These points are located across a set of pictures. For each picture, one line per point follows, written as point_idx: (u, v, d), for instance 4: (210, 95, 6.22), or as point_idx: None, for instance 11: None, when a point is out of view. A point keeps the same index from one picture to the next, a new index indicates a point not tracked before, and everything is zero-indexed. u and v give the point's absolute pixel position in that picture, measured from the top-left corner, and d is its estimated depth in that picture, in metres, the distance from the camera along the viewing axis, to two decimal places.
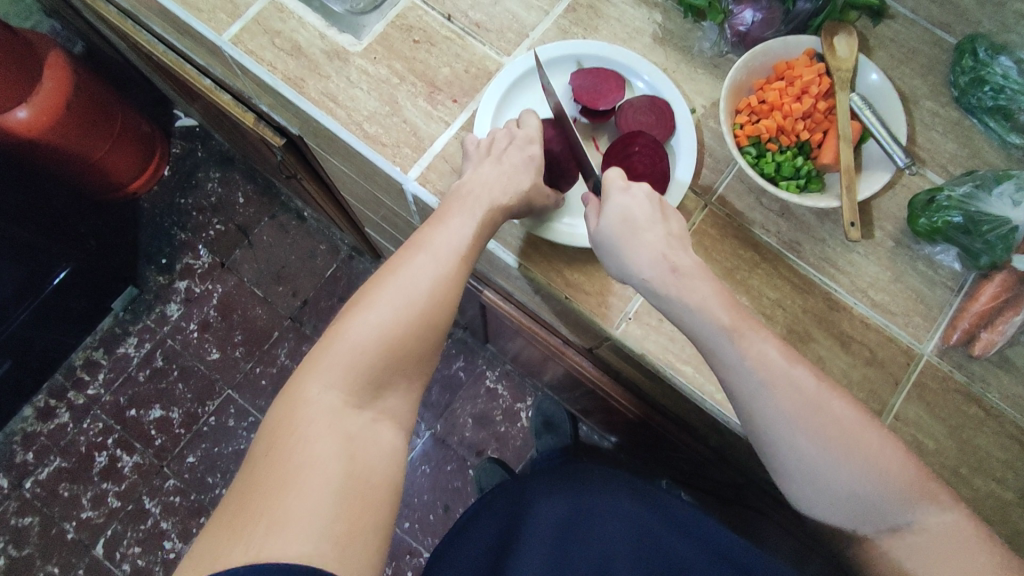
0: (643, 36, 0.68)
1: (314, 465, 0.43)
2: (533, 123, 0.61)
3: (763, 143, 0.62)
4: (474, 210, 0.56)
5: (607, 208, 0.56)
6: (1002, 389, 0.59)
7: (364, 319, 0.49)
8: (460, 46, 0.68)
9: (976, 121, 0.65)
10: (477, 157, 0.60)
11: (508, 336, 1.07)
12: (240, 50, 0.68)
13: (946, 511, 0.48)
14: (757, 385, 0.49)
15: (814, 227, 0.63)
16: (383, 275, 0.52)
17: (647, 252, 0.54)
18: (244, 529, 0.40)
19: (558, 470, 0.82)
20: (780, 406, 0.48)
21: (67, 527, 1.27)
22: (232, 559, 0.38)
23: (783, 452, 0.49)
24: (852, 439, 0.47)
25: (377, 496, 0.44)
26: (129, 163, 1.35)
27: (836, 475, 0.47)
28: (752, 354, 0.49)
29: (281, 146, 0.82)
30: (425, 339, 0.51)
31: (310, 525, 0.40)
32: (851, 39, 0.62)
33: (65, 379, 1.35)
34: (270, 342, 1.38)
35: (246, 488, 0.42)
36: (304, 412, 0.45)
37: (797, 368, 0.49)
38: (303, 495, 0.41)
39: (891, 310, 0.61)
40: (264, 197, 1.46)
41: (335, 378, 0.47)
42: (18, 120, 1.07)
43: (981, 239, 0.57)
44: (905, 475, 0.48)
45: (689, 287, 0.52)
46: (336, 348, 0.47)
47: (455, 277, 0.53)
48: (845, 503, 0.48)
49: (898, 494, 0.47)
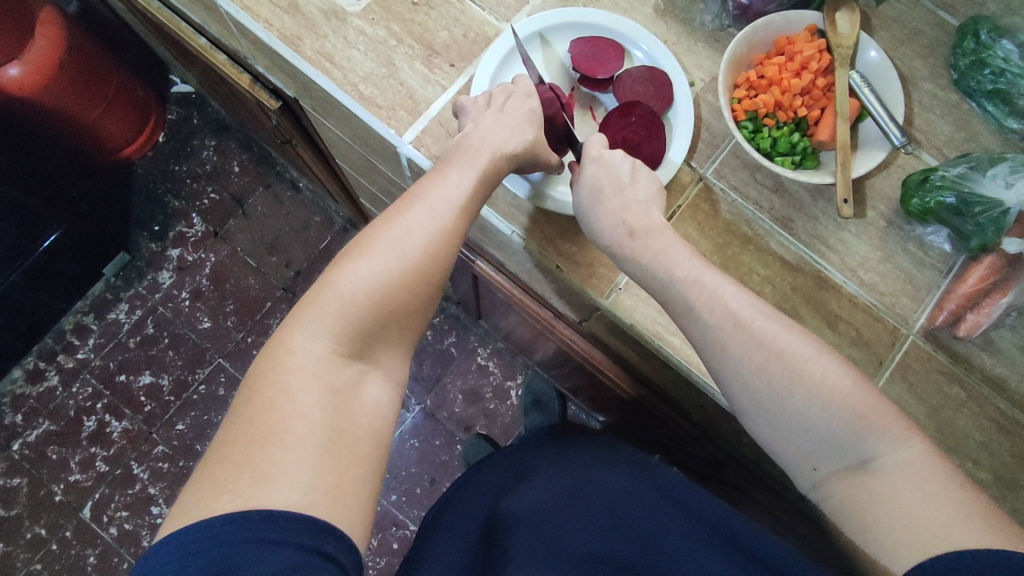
0: (645, 7, 0.68)
1: (297, 416, 0.43)
2: (528, 83, 0.61)
3: (760, 118, 0.62)
4: (475, 162, 0.56)
5: (581, 177, 0.58)
6: (984, 371, 0.60)
7: (353, 271, 0.48)
8: (459, 10, 0.67)
9: (974, 105, 0.65)
10: (475, 110, 0.59)
11: (500, 312, 1.07)
12: (236, 5, 0.67)
13: (904, 446, 0.45)
14: (705, 329, 0.51)
15: (806, 205, 0.63)
16: (374, 227, 0.51)
17: (610, 212, 0.56)
18: (230, 478, 0.40)
19: (557, 444, 0.83)
20: (733, 353, 0.49)
21: (55, 490, 1.28)
22: (220, 507, 0.39)
23: (740, 394, 0.49)
24: (796, 371, 0.47)
25: (363, 451, 0.44)
26: (123, 127, 1.33)
27: (784, 410, 0.47)
28: (701, 302, 0.51)
29: (276, 109, 0.81)
30: (416, 293, 0.50)
31: (294, 475, 0.41)
32: (853, 14, 0.61)
33: (55, 343, 1.35)
34: (262, 313, 1.38)
35: (231, 436, 0.42)
36: (288, 362, 0.45)
37: (753, 310, 0.50)
38: (288, 447, 0.41)
39: (879, 290, 0.62)
40: (260, 166, 1.45)
41: (321, 328, 0.46)
42: (11, 78, 1.05)
43: (973, 221, 0.57)
44: (854, 406, 0.46)
45: (646, 248, 0.54)
46: (323, 297, 0.47)
47: (450, 232, 0.52)
48: (806, 443, 0.47)
49: (848, 424, 0.46)
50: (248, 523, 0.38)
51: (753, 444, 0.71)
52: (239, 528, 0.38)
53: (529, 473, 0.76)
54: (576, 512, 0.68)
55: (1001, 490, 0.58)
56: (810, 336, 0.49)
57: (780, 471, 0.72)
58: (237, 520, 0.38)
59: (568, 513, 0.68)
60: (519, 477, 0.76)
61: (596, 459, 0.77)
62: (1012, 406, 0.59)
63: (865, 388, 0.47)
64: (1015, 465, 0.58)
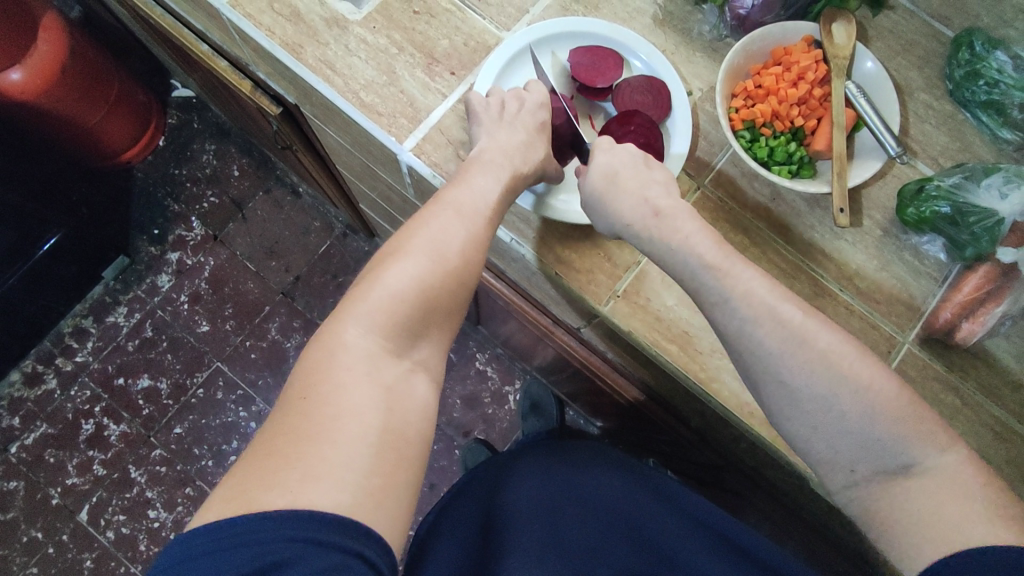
0: (643, 17, 0.68)
1: (349, 413, 0.43)
2: (541, 89, 0.62)
3: (758, 128, 0.62)
4: (498, 174, 0.57)
5: (592, 167, 0.59)
6: (980, 380, 0.60)
7: (400, 269, 0.49)
8: (460, 19, 0.68)
9: (969, 115, 0.65)
10: (489, 123, 0.60)
11: (499, 318, 1.07)
12: (237, 13, 0.68)
13: (950, 451, 0.45)
14: (740, 322, 0.50)
15: (803, 214, 0.64)
16: (415, 227, 0.52)
17: (629, 198, 0.56)
18: (281, 473, 0.40)
19: (551, 449, 0.82)
20: (772, 345, 0.48)
21: (52, 493, 1.27)
22: (271, 502, 0.38)
23: (776, 391, 0.49)
24: (838, 368, 0.47)
25: (411, 449, 0.45)
26: (124, 132, 1.34)
27: (824, 405, 0.47)
28: (736, 291, 0.50)
29: (277, 114, 0.82)
30: (456, 295, 0.51)
31: (346, 474, 0.41)
32: (849, 26, 0.62)
33: (53, 346, 1.35)
34: (260, 317, 1.38)
35: (281, 431, 0.42)
36: (340, 356, 0.45)
37: (787, 303, 0.49)
38: (340, 442, 0.42)
39: (876, 298, 0.62)
40: (259, 171, 1.45)
41: (371, 325, 0.47)
42: (12, 82, 1.05)
43: (967, 230, 0.58)
44: (894, 408, 0.46)
45: (672, 227, 0.54)
46: (372, 294, 0.48)
47: (484, 237, 0.54)
48: (841, 442, 0.47)
49: (893, 429, 0.46)
50: (262, 519, 0.37)
51: (750, 451, 0.71)
52: (251, 527, 0.37)
53: (522, 473, 0.76)
54: (576, 516, 0.68)
55: None
56: (846, 335, 0.49)
57: (778, 478, 0.73)
58: (282, 517, 0.37)
59: (567, 517, 0.68)
60: (511, 476, 0.76)
61: (591, 458, 0.79)
62: (1008, 413, 0.60)
63: (902, 389, 0.47)
64: (1011, 473, 0.59)
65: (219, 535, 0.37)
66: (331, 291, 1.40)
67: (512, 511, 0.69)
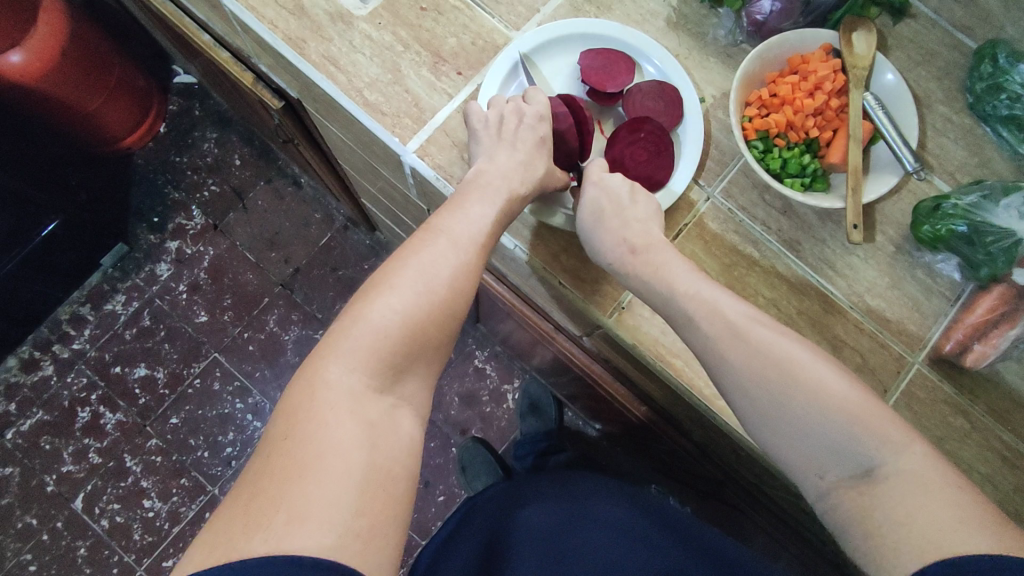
0: (657, 19, 0.66)
1: (334, 452, 0.42)
2: (542, 100, 0.59)
3: (771, 138, 0.60)
4: (493, 198, 0.56)
5: (582, 201, 0.59)
6: (989, 402, 0.59)
7: (385, 304, 0.47)
8: (468, 16, 0.66)
9: (989, 130, 0.64)
10: (489, 142, 0.58)
11: (500, 318, 1.06)
12: (240, 5, 0.66)
13: (906, 451, 0.43)
14: (704, 339, 0.51)
15: (815, 228, 0.62)
16: (402, 260, 0.50)
17: (611, 232, 0.56)
18: (264, 518, 0.39)
19: (554, 478, 0.81)
20: (734, 361, 0.49)
21: (47, 480, 1.27)
22: (253, 550, 0.37)
23: (744, 407, 0.49)
24: (798, 380, 0.47)
25: (399, 484, 0.44)
26: (123, 118, 1.32)
27: (787, 417, 0.46)
28: (700, 310, 0.51)
29: (279, 109, 0.80)
30: (443, 327, 0.50)
31: (333, 514, 0.39)
32: (870, 36, 0.60)
33: (50, 333, 1.34)
34: (259, 309, 1.37)
35: (262, 472, 0.41)
36: (323, 394, 0.44)
37: (752, 321, 0.50)
38: (326, 482, 0.40)
39: (886, 316, 0.61)
40: (261, 161, 1.43)
41: (355, 361, 0.45)
42: (12, 65, 1.04)
43: (984, 251, 0.57)
44: (853, 412, 0.45)
45: (648, 265, 0.55)
46: (356, 330, 0.46)
47: (474, 266, 0.52)
48: (806, 452, 0.46)
49: (851, 432, 0.44)
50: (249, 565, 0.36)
51: (750, 466, 0.70)
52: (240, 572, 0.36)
53: (527, 498, 0.76)
54: (581, 542, 0.67)
55: None
56: (808, 344, 0.49)
57: (779, 494, 0.71)
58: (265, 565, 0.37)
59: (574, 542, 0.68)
60: (517, 501, 0.76)
61: (594, 487, 0.77)
62: (1015, 438, 0.59)
63: (871, 400, 0.46)
64: (1018, 500, 0.58)
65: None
66: (330, 285, 1.39)
67: (515, 538, 0.69)
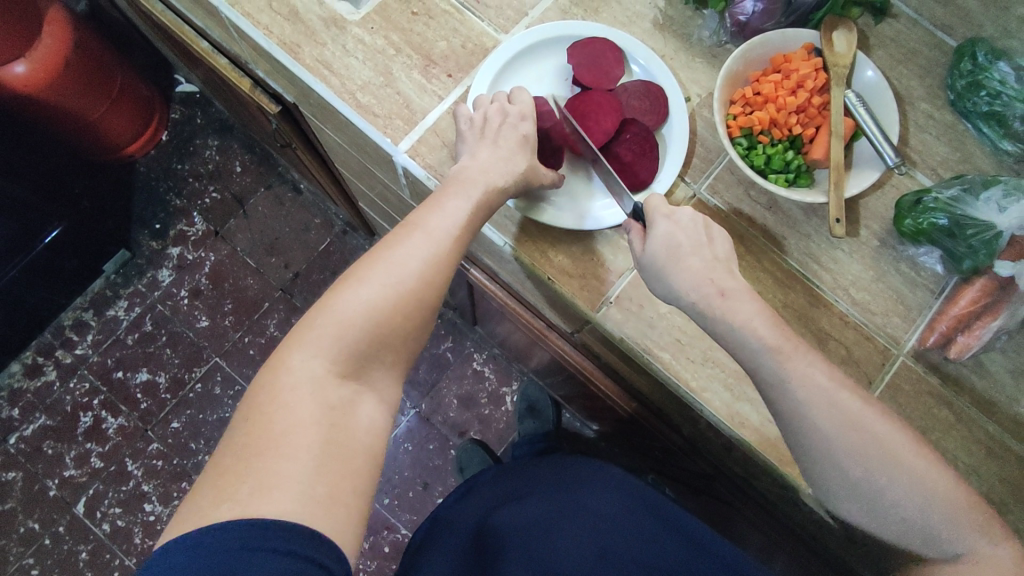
0: (643, 21, 0.68)
1: (295, 432, 0.44)
2: (526, 100, 0.61)
3: (755, 135, 0.62)
4: (468, 194, 0.56)
5: (652, 234, 0.56)
6: (974, 394, 0.60)
7: (352, 295, 0.49)
8: (458, 20, 0.67)
9: (970, 126, 0.65)
10: (472, 140, 0.59)
11: (496, 319, 1.07)
12: (236, 12, 0.68)
13: (994, 542, 0.49)
14: (796, 404, 0.50)
15: (800, 223, 0.63)
16: (373, 252, 0.52)
17: (692, 274, 0.54)
18: (229, 489, 0.41)
19: (555, 462, 0.81)
20: (827, 428, 0.49)
21: (49, 485, 1.28)
22: (217, 516, 0.40)
23: (829, 475, 0.50)
24: (896, 462, 0.48)
25: (357, 464, 0.46)
26: (127, 126, 1.34)
27: (881, 493, 0.49)
28: (796, 376, 0.50)
29: (276, 113, 0.82)
30: (412, 316, 0.51)
31: (293, 486, 0.42)
32: (850, 34, 0.62)
33: (53, 338, 1.36)
34: (259, 313, 1.38)
35: (230, 450, 0.44)
36: (288, 379, 0.46)
37: (845, 391, 0.50)
38: (287, 459, 0.43)
39: (871, 309, 0.62)
40: (261, 167, 1.46)
41: (319, 348, 0.47)
42: (16, 75, 1.06)
43: (965, 243, 0.57)
44: (944, 498, 0.48)
45: (732, 312, 0.52)
46: (322, 319, 0.48)
47: (446, 257, 0.53)
48: (892, 525, 0.50)
49: (947, 520, 0.48)
50: (215, 533, 0.39)
51: (741, 460, 0.70)
52: (207, 540, 0.39)
53: (523, 485, 0.78)
54: (568, 539, 0.68)
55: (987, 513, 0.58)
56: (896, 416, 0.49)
57: (769, 488, 0.72)
58: (225, 530, 0.39)
59: (563, 537, 0.67)
60: (513, 488, 0.77)
61: (591, 472, 0.78)
62: (1000, 428, 0.59)
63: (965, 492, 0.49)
64: (1003, 489, 0.58)
65: (179, 557, 0.39)
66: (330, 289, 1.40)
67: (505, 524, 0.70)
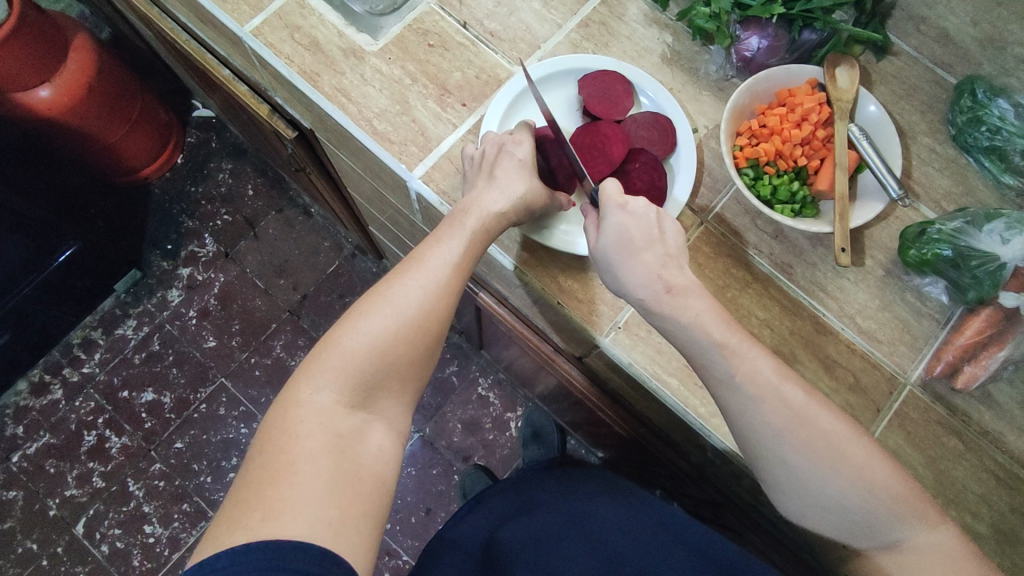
0: (651, 55, 0.70)
1: (305, 459, 0.45)
2: (524, 130, 0.62)
3: (761, 166, 0.63)
4: (465, 224, 0.57)
5: (603, 226, 0.56)
6: (983, 424, 0.60)
7: (356, 328, 0.50)
8: (473, 53, 0.70)
9: (972, 160, 0.66)
10: (472, 176, 0.61)
11: (502, 344, 1.08)
12: (260, 42, 0.70)
13: (938, 529, 0.50)
14: (746, 399, 0.51)
15: (806, 252, 0.64)
16: (376, 287, 0.53)
17: (644, 269, 0.54)
18: (244, 516, 0.42)
19: (558, 475, 0.83)
20: (770, 421, 0.50)
21: (49, 504, 1.27)
22: (233, 542, 0.41)
23: (777, 472, 0.51)
24: (840, 452, 0.49)
25: (366, 488, 0.47)
26: (145, 148, 1.37)
27: (827, 489, 0.50)
28: (742, 370, 0.51)
29: (292, 138, 0.84)
30: (417, 344, 0.52)
31: (306, 510, 0.43)
32: (852, 72, 0.64)
33: (61, 357, 1.36)
34: (267, 334, 1.39)
35: (242, 482, 0.45)
36: (295, 411, 0.47)
37: (790, 385, 0.51)
38: (298, 485, 0.44)
39: (877, 338, 0.62)
40: (273, 191, 1.48)
41: (326, 381, 0.48)
42: (41, 99, 1.10)
43: (970, 274, 0.58)
44: (894, 490, 0.50)
45: (682, 306, 0.53)
46: (328, 353, 0.49)
47: (449, 288, 0.54)
48: (845, 521, 0.51)
49: (892, 510, 0.50)
50: (236, 556, 0.40)
51: (752, 489, 0.70)
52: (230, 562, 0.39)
53: (530, 498, 0.78)
54: (577, 546, 0.69)
55: (997, 544, 0.58)
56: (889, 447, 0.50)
57: (778, 517, 0.71)
58: (245, 555, 0.40)
59: (572, 545, 0.69)
60: (520, 502, 0.78)
61: (599, 484, 0.79)
62: (1010, 460, 0.59)
63: (905, 481, 0.50)
64: (1013, 520, 0.58)
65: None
66: (337, 312, 1.41)
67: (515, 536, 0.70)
